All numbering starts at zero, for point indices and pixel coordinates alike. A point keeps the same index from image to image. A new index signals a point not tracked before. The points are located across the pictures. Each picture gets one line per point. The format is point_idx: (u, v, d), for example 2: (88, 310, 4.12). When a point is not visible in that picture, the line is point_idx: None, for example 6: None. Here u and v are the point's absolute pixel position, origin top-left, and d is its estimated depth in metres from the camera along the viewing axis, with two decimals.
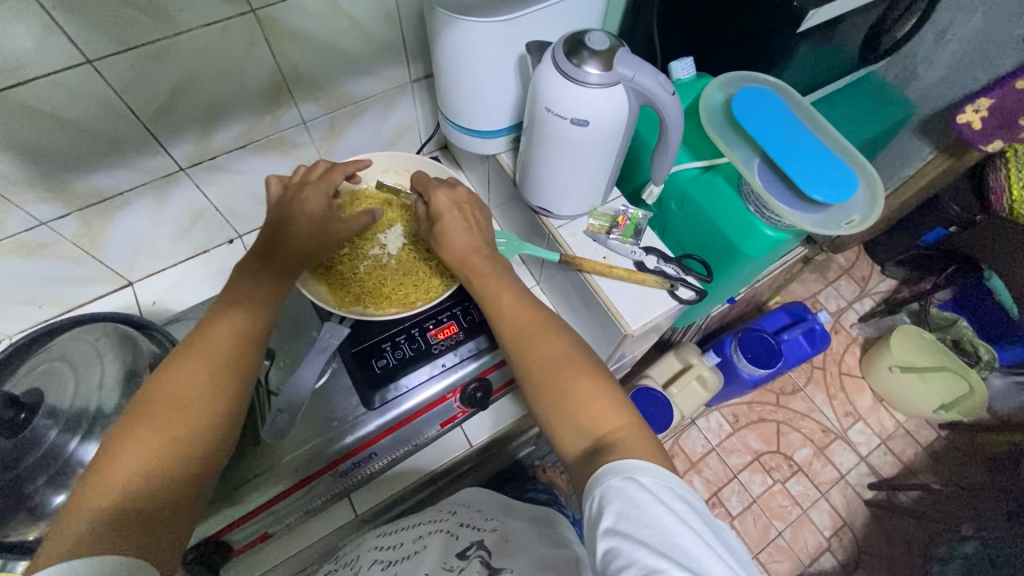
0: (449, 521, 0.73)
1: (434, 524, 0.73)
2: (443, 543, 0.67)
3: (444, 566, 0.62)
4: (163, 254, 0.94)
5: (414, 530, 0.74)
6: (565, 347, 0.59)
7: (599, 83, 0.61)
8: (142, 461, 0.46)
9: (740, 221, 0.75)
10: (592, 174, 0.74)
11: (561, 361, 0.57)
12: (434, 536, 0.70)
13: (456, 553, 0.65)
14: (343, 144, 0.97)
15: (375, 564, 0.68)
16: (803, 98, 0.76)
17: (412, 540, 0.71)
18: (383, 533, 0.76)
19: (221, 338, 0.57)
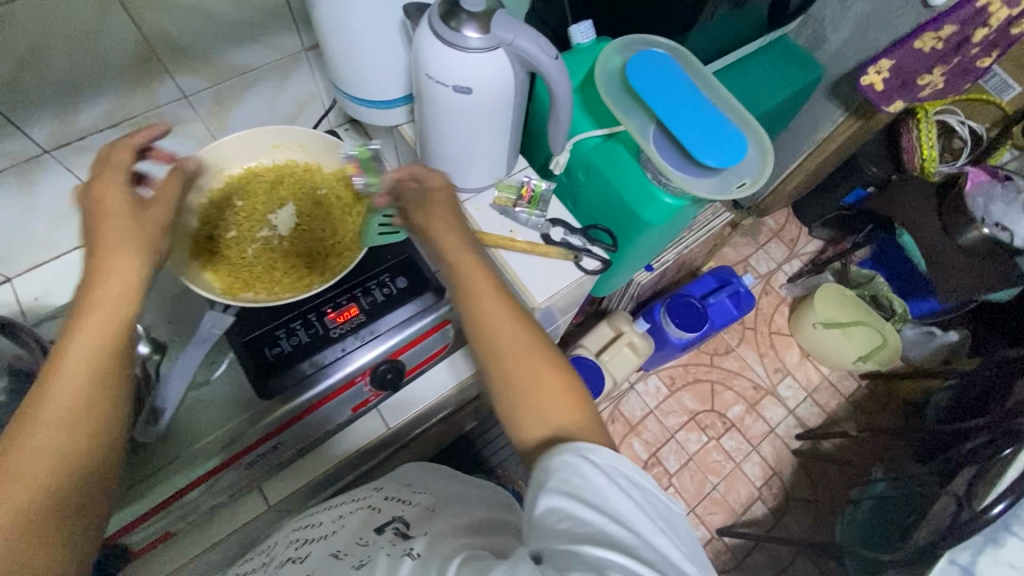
0: (373, 498, 0.71)
1: (358, 502, 0.71)
2: (364, 518, 0.65)
3: (359, 541, 0.60)
4: (42, 246, 0.87)
5: (338, 508, 0.71)
6: (527, 336, 0.56)
7: (478, 48, 0.58)
8: (37, 524, 0.39)
9: (639, 189, 0.75)
10: (488, 145, 0.71)
11: (519, 347, 0.55)
12: (356, 514, 0.67)
13: (375, 527, 0.63)
14: (237, 120, 0.90)
15: (294, 545, 0.66)
16: (697, 62, 0.75)
17: (334, 519, 0.68)
18: (307, 516, 0.74)
19: (80, 354, 0.44)
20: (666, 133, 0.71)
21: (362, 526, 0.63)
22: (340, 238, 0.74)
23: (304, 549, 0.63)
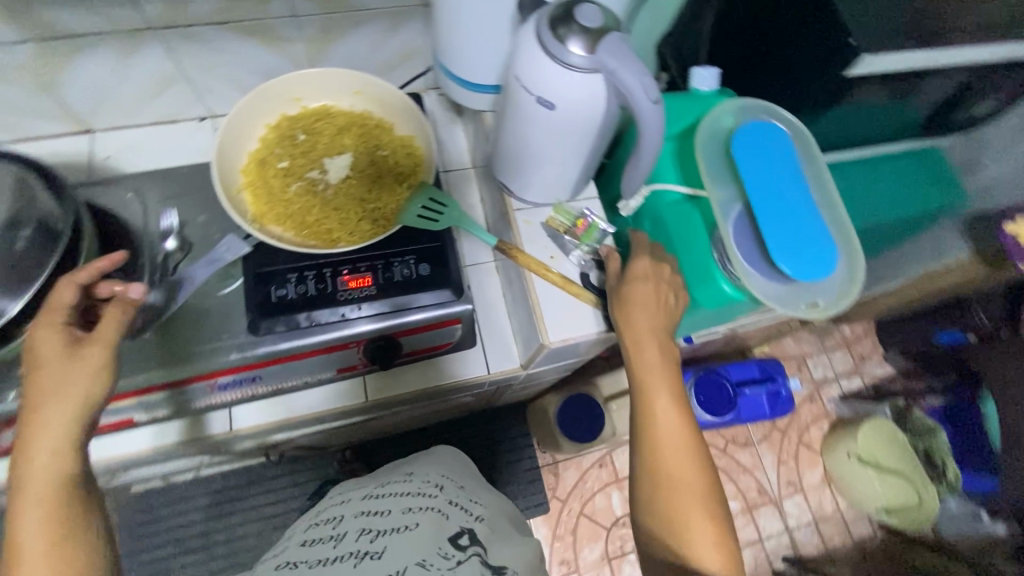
0: (437, 497, 0.63)
1: (422, 498, 0.62)
2: (434, 524, 0.56)
3: (440, 555, 0.51)
4: (126, 110, 0.90)
5: (396, 499, 0.61)
6: (694, 466, 0.59)
7: (576, 66, 0.53)
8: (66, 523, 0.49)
9: (700, 265, 0.67)
10: (559, 164, 0.66)
11: (698, 491, 0.58)
12: (426, 515, 0.58)
13: (450, 541, 0.55)
14: (337, 53, 0.89)
15: (359, 533, 0.54)
16: (818, 152, 0.66)
17: (400, 513, 0.58)
18: (369, 497, 0.63)
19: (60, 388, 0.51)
20: (750, 218, 0.63)
21: (435, 533, 0.55)
22: (381, 205, 0.72)
23: (374, 541, 0.53)
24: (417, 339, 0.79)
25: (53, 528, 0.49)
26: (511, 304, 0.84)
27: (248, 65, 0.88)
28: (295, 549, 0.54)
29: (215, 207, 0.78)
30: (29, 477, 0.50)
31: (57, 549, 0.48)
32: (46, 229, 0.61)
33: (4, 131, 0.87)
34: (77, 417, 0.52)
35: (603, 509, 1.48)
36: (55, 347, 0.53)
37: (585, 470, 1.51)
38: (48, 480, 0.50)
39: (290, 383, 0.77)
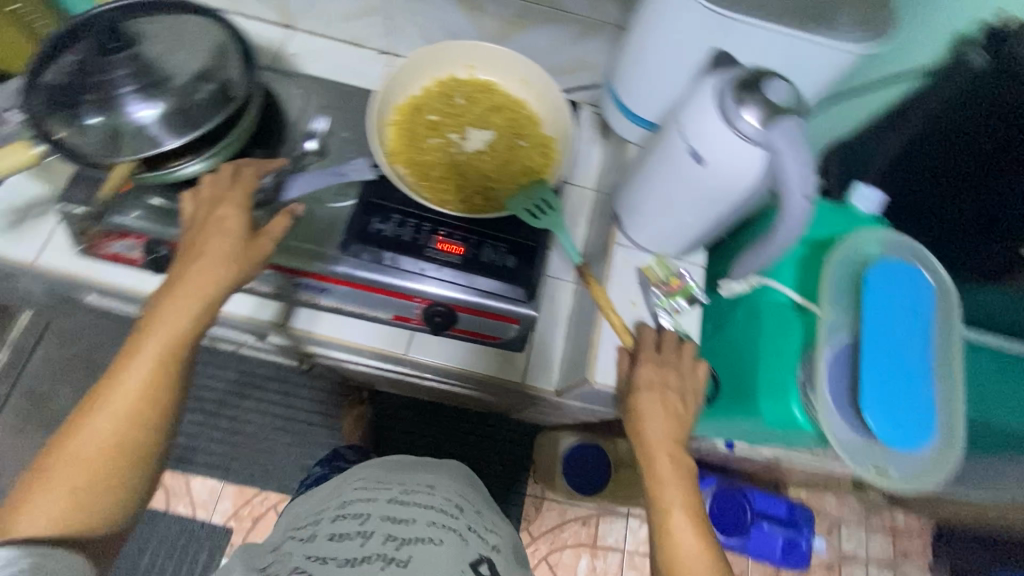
0: (458, 519, 0.66)
1: (440, 515, 0.66)
2: (456, 545, 0.61)
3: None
4: (326, 22, 0.99)
5: (421, 511, 0.65)
6: None
7: (742, 134, 0.52)
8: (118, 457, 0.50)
9: (776, 376, 0.64)
10: (680, 220, 0.65)
11: None
12: (447, 534, 0.62)
13: (471, 564, 0.60)
14: (520, 39, 0.93)
15: (386, 538, 0.60)
16: (957, 319, 0.60)
17: (427, 525, 0.63)
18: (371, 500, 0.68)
19: (169, 318, 0.54)
20: (852, 358, 0.58)
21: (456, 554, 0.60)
22: (498, 188, 0.74)
23: (401, 548, 0.59)
24: (473, 321, 0.80)
25: (105, 474, 0.49)
26: (571, 331, 0.84)
27: (441, 20, 0.94)
28: (321, 543, 0.61)
29: (359, 129, 0.84)
30: (107, 403, 0.50)
31: (91, 494, 0.49)
32: (224, 90, 0.68)
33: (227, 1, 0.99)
34: (166, 355, 0.52)
35: (567, 566, 1.41)
36: (216, 257, 0.57)
37: (566, 520, 1.45)
38: (106, 439, 0.50)
39: (351, 307, 0.81)
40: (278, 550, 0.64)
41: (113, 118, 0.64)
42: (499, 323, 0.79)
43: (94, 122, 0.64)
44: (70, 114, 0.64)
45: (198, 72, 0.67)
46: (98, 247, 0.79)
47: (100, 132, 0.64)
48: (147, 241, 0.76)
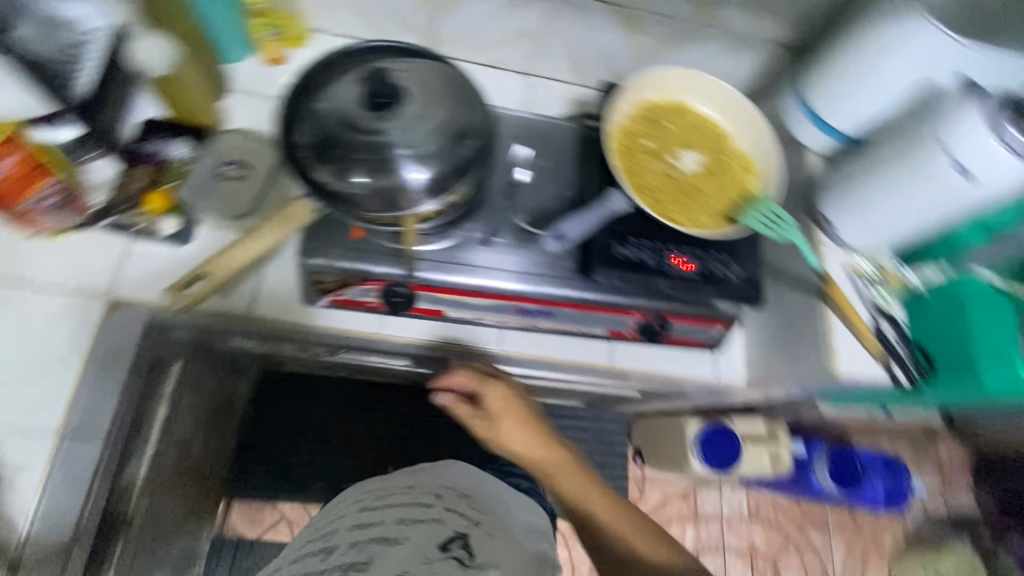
0: (437, 508, 0.77)
1: (420, 508, 0.77)
2: (421, 539, 0.70)
3: (423, 561, 0.65)
4: (474, 47, 1.00)
5: (395, 509, 0.76)
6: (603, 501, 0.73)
7: (1014, 149, 0.60)
8: None
9: (998, 346, 0.73)
10: (903, 224, 0.73)
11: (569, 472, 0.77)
12: (417, 526, 0.72)
13: (437, 546, 0.68)
14: (670, 55, 0.99)
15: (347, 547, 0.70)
16: None
17: (396, 523, 0.72)
18: (366, 509, 0.78)
19: None
20: None
21: (426, 543, 0.69)
22: (715, 204, 0.80)
23: (366, 553, 0.67)
24: (683, 330, 0.88)
25: None
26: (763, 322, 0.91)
27: (595, 41, 0.97)
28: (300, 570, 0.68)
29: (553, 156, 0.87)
30: None
31: None
32: (480, 139, 0.73)
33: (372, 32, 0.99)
34: None
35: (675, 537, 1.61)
36: None
37: (668, 495, 1.69)
38: None
39: (569, 327, 0.88)
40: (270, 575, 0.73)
41: (383, 177, 0.67)
42: (705, 327, 0.87)
43: (361, 180, 0.67)
44: (346, 170, 0.67)
45: (458, 126, 0.71)
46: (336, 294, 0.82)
47: (371, 189, 0.67)
48: (387, 284, 0.78)
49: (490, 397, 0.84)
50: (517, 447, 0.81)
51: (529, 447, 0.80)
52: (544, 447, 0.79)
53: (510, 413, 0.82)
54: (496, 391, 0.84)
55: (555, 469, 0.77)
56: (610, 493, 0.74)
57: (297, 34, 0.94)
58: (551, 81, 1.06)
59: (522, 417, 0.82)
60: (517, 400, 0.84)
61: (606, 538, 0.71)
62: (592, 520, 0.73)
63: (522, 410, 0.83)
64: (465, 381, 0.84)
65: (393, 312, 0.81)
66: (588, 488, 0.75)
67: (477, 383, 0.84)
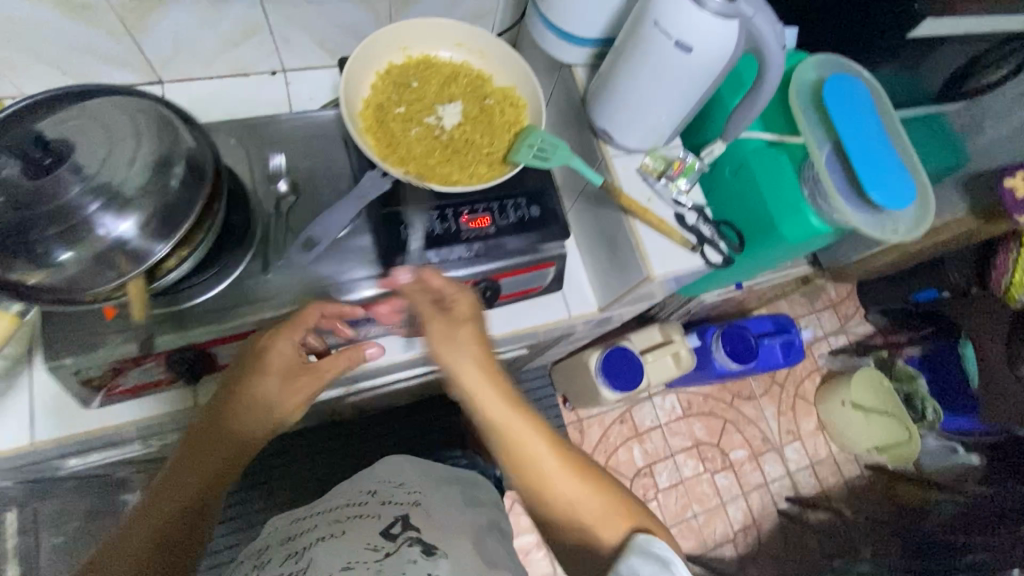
0: (370, 503, 0.70)
1: (354, 509, 0.69)
2: (367, 526, 0.64)
3: (370, 549, 0.60)
4: (203, 60, 0.89)
5: (331, 513, 0.69)
6: (587, 490, 0.58)
7: (714, 11, 0.59)
8: None
9: (789, 203, 0.76)
10: (666, 114, 0.72)
11: (569, 508, 0.58)
12: (357, 522, 0.65)
13: (382, 534, 0.63)
14: (416, 8, 0.92)
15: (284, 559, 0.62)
16: (889, 103, 0.74)
17: (330, 524, 0.66)
18: (297, 518, 0.71)
19: None
20: (844, 162, 0.71)
21: (369, 533, 0.63)
22: (487, 149, 0.75)
23: (301, 558, 0.60)
24: (515, 282, 0.84)
25: None
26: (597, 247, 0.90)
27: (331, 16, 0.89)
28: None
29: (319, 155, 0.79)
30: None
31: None
32: (194, 169, 0.63)
33: (77, 78, 0.86)
34: None
35: (625, 461, 1.67)
36: None
37: (607, 426, 1.70)
38: None
39: (402, 327, 0.80)
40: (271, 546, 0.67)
41: (88, 245, 0.58)
42: (538, 274, 0.84)
43: (65, 256, 0.57)
44: (38, 255, 0.57)
45: (158, 156, 0.61)
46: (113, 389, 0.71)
47: (81, 264, 0.58)
48: (168, 354, 0.68)
49: (445, 321, 0.63)
50: (492, 416, 0.60)
51: (541, 450, 0.58)
52: (567, 456, 0.59)
53: (483, 377, 0.61)
54: (285, 354, 0.62)
55: (539, 469, 0.58)
56: (605, 484, 0.59)
57: None
58: (308, 70, 0.97)
59: (506, 396, 0.60)
60: (474, 327, 0.63)
61: (576, 538, 0.58)
62: (578, 525, 0.57)
63: (477, 324, 0.63)
64: (280, 390, 0.61)
65: (192, 382, 0.71)
66: (606, 502, 0.58)
67: (460, 342, 0.62)
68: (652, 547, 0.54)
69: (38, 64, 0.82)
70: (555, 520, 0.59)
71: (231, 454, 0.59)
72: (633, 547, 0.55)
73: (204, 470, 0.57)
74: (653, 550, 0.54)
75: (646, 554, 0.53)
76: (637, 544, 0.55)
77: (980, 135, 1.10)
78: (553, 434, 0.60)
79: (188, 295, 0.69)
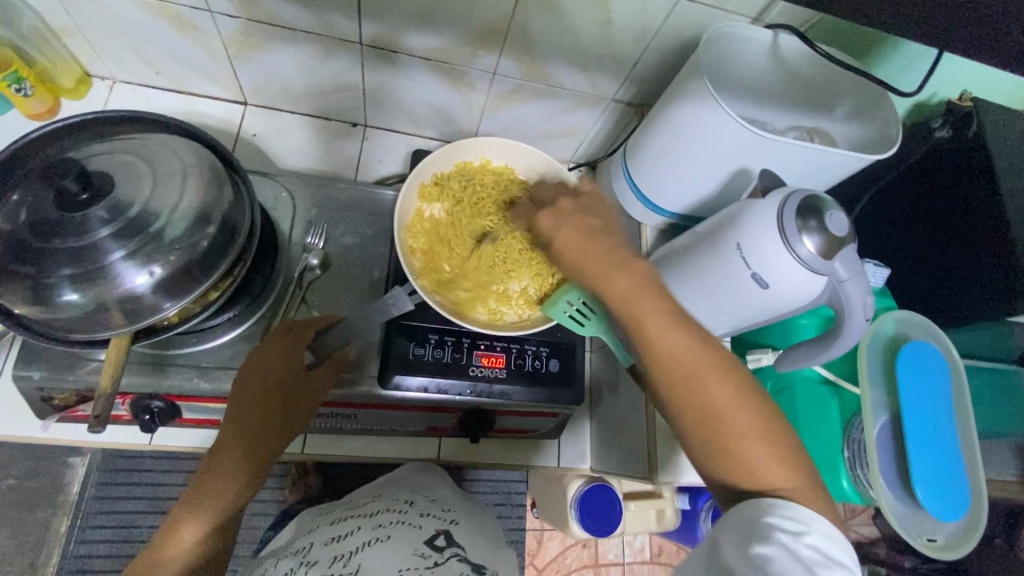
0: (408, 510, 0.65)
1: (393, 515, 0.63)
2: (408, 535, 0.59)
3: (416, 556, 0.55)
4: (289, 97, 0.89)
5: (365, 518, 0.63)
6: (766, 450, 0.48)
7: (805, 261, 0.54)
8: None
9: (824, 455, 0.69)
10: (721, 323, 0.67)
11: (729, 408, 0.49)
12: (399, 528, 0.60)
13: (426, 543, 0.58)
14: (510, 110, 0.91)
15: (332, 559, 0.55)
16: (967, 390, 0.66)
17: (373, 527, 0.60)
18: (337, 521, 0.65)
19: None
20: (896, 437, 0.64)
21: (411, 539, 0.58)
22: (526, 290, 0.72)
23: (348, 564, 0.54)
24: (511, 421, 0.79)
25: None
26: (608, 404, 0.84)
27: (427, 94, 0.88)
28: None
29: (363, 234, 0.78)
30: None
31: None
32: (227, 229, 0.60)
33: (167, 78, 0.87)
34: None
35: None
36: None
37: (567, 545, 1.49)
38: None
39: (379, 425, 0.77)
40: (274, 555, 0.64)
41: (98, 291, 0.53)
42: (536, 419, 0.79)
43: (73, 298, 0.53)
44: (44, 292, 0.53)
45: (198, 210, 0.58)
46: (70, 410, 0.69)
47: (86, 308, 0.54)
48: (137, 398, 0.66)
49: (556, 206, 0.60)
50: (660, 349, 0.51)
51: (721, 394, 0.49)
52: (741, 396, 0.49)
53: (588, 240, 0.56)
54: (300, 332, 0.63)
55: (722, 420, 0.49)
56: (794, 456, 0.49)
57: (67, 85, 0.84)
58: (387, 130, 0.96)
59: (676, 321, 0.51)
60: (583, 217, 0.58)
61: (731, 475, 0.49)
62: (749, 470, 0.48)
63: (591, 204, 0.60)
64: (285, 367, 0.59)
65: (148, 430, 0.68)
66: (740, 432, 0.48)
67: (563, 222, 0.58)
68: (772, 516, 0.45)
69: (135, 59, 0.83)
70: (716, 448, 0.49)
71: (269, 436, 0.57)
72: (755, 502, 0.47)
73: (247, 456, 0.56)
74: (770, 522, 0.44)
75: (760, 526, 0.45)
76: (772, 504, 0.46)
77: None
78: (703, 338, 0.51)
79: (173, 346, 0.66)
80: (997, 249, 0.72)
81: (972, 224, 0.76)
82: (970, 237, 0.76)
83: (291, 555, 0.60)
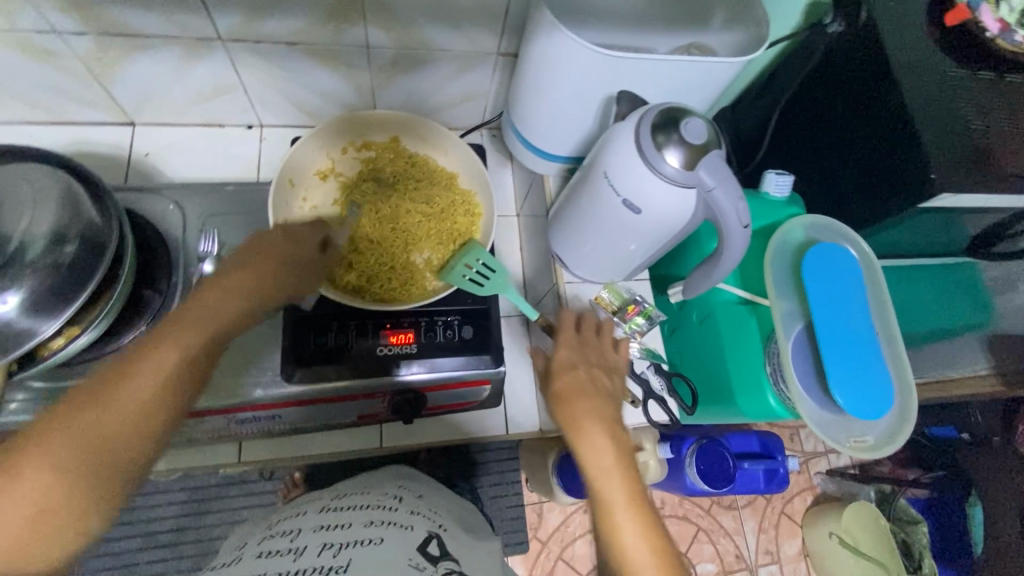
0: (399, 508, 0.60)
1: (384, 513, 0.58)
2: (402, 537, 0.52)
3: (412, 566, 0.47)
4: (174, 109, 0.87)
5: (358, 511, 0.58)
6: (649, 536, 0.48)
7: (668, 176, 0.51)
8: None
9: (749, 376, 0.67)
10: (619, 258, 0.65)
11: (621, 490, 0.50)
12: (391, 529, 0.54)
13: (420, 551, 0.51)
14: (399, 84, 0.88)
15: (321, 548, 0.49)
16: (883, 286, 0.65)
17: (363, 526, 0.54)
18: (325, 509, 0.60)
19: None
20: (811, 343, 0.62)
21: (404, 543, 0.51)
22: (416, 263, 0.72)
23: (338, 555, 0.48)
24: (444, 396, 0.77)
25: None
26: (547, 363, 0.83)
27: (311, 83, 0.86)
28: (247, 562, 0.48)
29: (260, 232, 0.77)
30: None
31: None
32: (92, 245, 0.58)
33: (46, 112, 0.85)
34: None
35: (582, 557, 1.32)
36: None
37: None
38: None
39: (310, 422, 0.76)
40: (256, 539, 0.57)
41: None
42: (467, 390, 0.77)
43: None
44: None
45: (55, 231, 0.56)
46: None
47: None
48: None
49: (575, 345, 0.61)
50: (584, 445, 0.54)
51: (613, 482, 0.51)
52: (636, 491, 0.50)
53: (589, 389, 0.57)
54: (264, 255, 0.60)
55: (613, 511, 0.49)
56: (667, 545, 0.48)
57: None
58: (284, 126, 0.94)
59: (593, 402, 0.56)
60: (595, 372, 0.59)
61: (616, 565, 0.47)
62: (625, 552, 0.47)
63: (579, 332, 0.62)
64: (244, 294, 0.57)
65: None
66: (630, 514, 0.49)
67: (579, 367, 0.59)
68: None
69: (7, 98, 0.81)
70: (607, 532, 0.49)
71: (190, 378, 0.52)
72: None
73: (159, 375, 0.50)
74: None
75: None
76: None
77: (1013, 293, 0.92)
78: (627, 477, 0.52)
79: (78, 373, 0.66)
80: (898, 136, 0.70)
81: (872, 115, 0.74)
82: (875, 128, 0.73)
83: (277, 536, 0.54)
